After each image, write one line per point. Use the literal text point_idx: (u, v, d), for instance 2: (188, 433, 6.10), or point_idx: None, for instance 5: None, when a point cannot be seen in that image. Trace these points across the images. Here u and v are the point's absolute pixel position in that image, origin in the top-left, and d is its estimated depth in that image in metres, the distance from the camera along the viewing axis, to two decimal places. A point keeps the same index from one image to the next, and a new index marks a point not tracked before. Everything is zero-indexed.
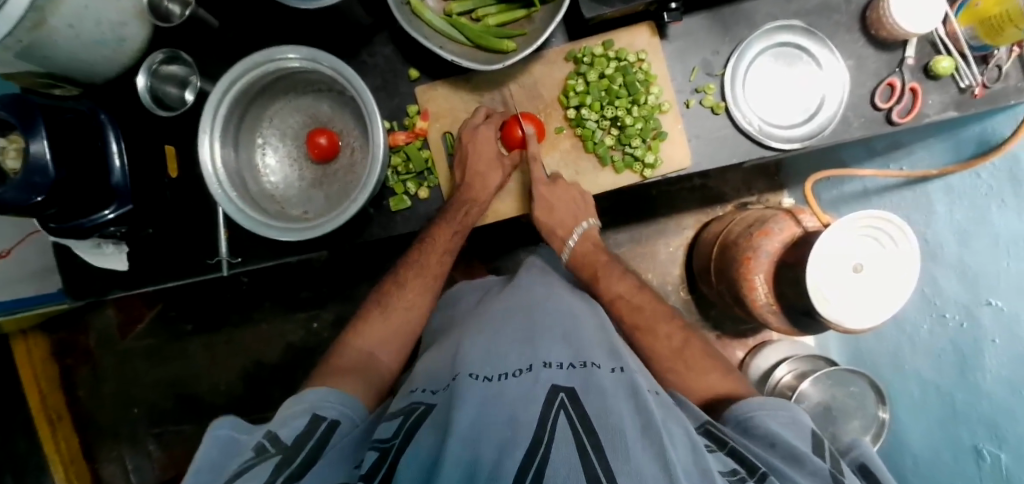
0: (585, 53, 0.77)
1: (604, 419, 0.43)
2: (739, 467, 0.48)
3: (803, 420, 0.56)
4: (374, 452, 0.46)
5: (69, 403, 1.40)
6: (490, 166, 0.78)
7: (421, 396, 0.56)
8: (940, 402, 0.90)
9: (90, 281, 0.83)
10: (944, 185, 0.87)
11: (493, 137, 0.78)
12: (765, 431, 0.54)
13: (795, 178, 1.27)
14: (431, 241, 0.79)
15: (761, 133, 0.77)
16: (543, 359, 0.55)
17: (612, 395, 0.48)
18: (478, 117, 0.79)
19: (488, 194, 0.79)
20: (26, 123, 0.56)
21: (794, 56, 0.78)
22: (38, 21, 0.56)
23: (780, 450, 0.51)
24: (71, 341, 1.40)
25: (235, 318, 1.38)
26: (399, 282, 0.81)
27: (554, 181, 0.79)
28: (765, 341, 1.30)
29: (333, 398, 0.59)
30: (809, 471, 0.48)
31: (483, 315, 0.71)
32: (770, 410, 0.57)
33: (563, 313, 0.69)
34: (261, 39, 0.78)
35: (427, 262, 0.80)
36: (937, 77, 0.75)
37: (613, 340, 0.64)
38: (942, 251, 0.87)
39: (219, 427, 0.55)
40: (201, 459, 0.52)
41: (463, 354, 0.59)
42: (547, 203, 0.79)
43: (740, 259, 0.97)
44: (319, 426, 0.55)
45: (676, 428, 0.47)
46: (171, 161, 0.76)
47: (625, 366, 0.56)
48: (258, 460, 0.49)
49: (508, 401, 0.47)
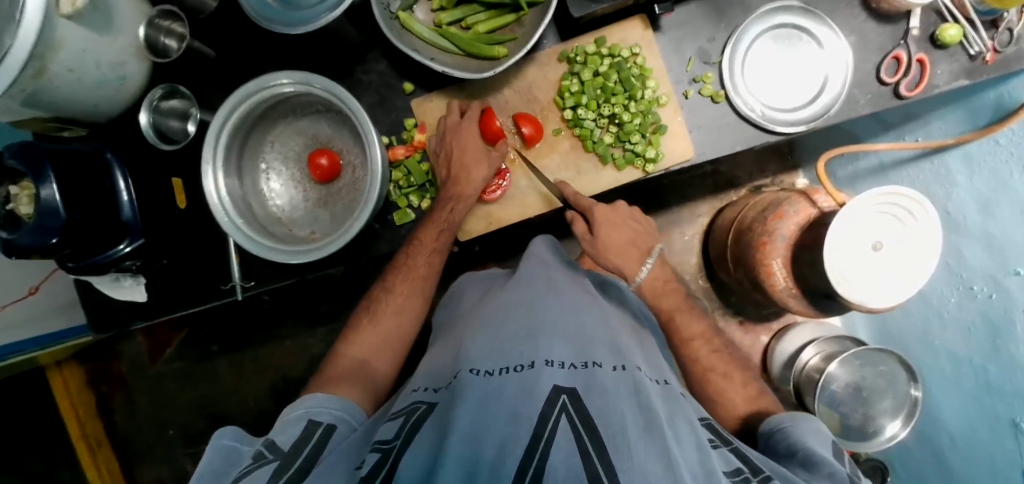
0: (578, 52, 0.76)
1: (605, 419, 0.43)
2: (744, 467, 0.47)
3: (823, 430, 0.57)
4: (376, 454, 0.46)
5: (107, 429, 1.45)
6: (476, 159, 0.76)
7: (422, 394, 0.55)
8: (973, 380, 0.87)
9: (114, 313, 0.85)
10: (962, 153, 0.84)
11: (477, 133, 0.77)
12: (789, 442, 0.55)
13: (809, 157, 1.24)
14: (417, 243, 0.78)
15: (765, 119, 0.75)
16: (544, 357, 0.53)
17: (613, 394, 0.48)
18: (454, 115, 0.78)
19: (473, 190, 0.77)
20: (36, 171, 0.58)
21: (793, 36, 0.76)
22: (40, 69, 0.57)
23: (799, 456, 0.52)
24: (104, 369, 1.44)
25: (259, 336, 1.41)
26: (388, 288, 0.80)
27: (615, 208, 0.84)
28: (789, 324, 1.28)
29: (328, 404, 0.60)
30: (826, 473, 0.49)
31: (483, 312, 0.71)
32: (792, 421, 0.58)
33: (565, 309, 0.67)
34: (257, 65, 0.80)
35: (413, 264, 0.79)
36: (945, 46, 0.72)
37: (617, 339, 0.63)
38: (965, 223, 0.84)
39: (221, 436, 0.55)
40: (204, 467, 0.52)
41: (466, 353, 0.58)
42: (613, 225, 0.82)
43: (756, 244, 0.95)
44: (314, 432, 0.56)
45: (682, 426, 0.47)
46: (179, 193, 0.77)
47: (627, 364, 0.57)
48: (255, 466, 0.49)
49: (507, 398, 0.46)
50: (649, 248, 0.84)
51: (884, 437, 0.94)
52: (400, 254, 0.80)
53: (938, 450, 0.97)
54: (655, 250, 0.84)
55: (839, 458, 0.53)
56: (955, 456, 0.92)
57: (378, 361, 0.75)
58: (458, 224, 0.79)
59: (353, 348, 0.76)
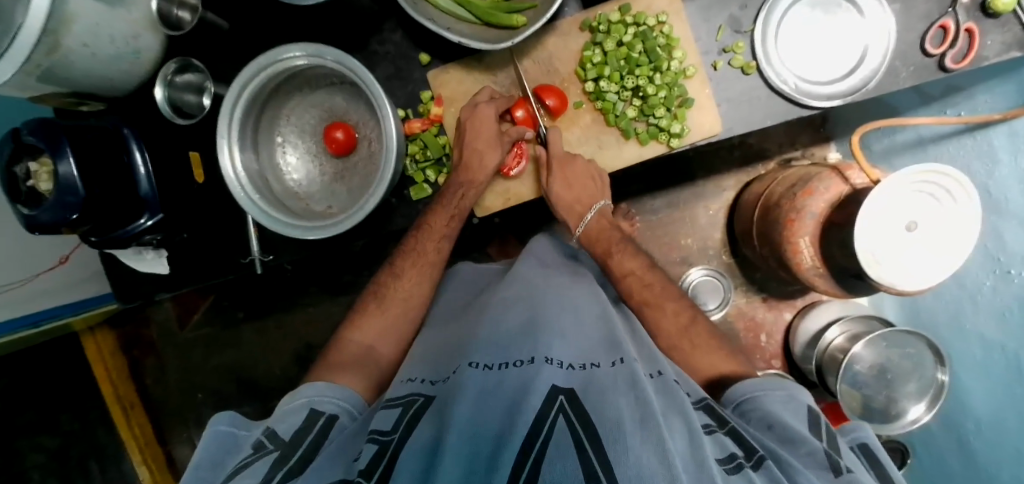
0: (602, 19, 0.72)
1: (602, 414, 0.42)
2: (737, 452, 0.45)
3: (802, 398, 0.56)
4: (373, 446, 0.45)
5: (139, 391, 1.51)
6: (489, 144, 0.74)
7: (417, 386, 0.55)
8: (1002, 365, 0.85)
9: (138, 284, 0.87)
10: (1009, 130, 0.78)
11: (494, 117, 0.74)
12: (763, 414, 0.54)
13: (843, 129, 1.18)
14: (426, 228, 0.78)
15: (799, 92, 0.71)
16: (546, 353, 0.52)
17: (612, 391, 0.46)
18: (482, 96, 0.76)
19: (486, 175, 0.76)
20: (53, 145, 0.58)
21: (832, 3, 0.71)
22: (54, 44, 0.57)
23: (775, 432, 0.51)
24: (136, 335, 1.50)
25: (282, 304, 1.44)
26: (396, 273, 0.80)
27: (572, 157, 0.76)
28: (813, 301, 1.25)
29: (329, 392, 0.60)
30: (806, 452, 0.47)
31: (484, 305, 0.70)
32: (766, 391, 0.57)
33: (563, 302, 0.66)
34: (270, 38, 0.78)
35: (425, 249, 0.79)
36: (997, 14, 0.66)
37: (614, 328, 0.62)
38: (1006, 204, 0.80)
39: (218, 421, 0.55)
40: (201, 454, 0.53)
41: (467, 347, 0.59)
42: (566, 181, 0.77)
43: (783, 221, 0.92)
44: (316, 422, 0.55)
45: (676, 418, 0.46)
46: (196, 167, 0.77)
47: (626, 356, 0.54)
48: (256, 456, 0.49)
49: (505, 392, 0.47)
50: (593, 201, 0.81)
51: (908, 419, 0.94)
52: (409, 238, 0.80)
53: (962, 435, 0.95)
54: (598, 205, 0.81)
55: (817, 430, 0.52)
56: (979, 441, 0.90)
57: (395, 339, 0.75)
58: (468, 210, 0.78)
59: (370, 325, 0.76)
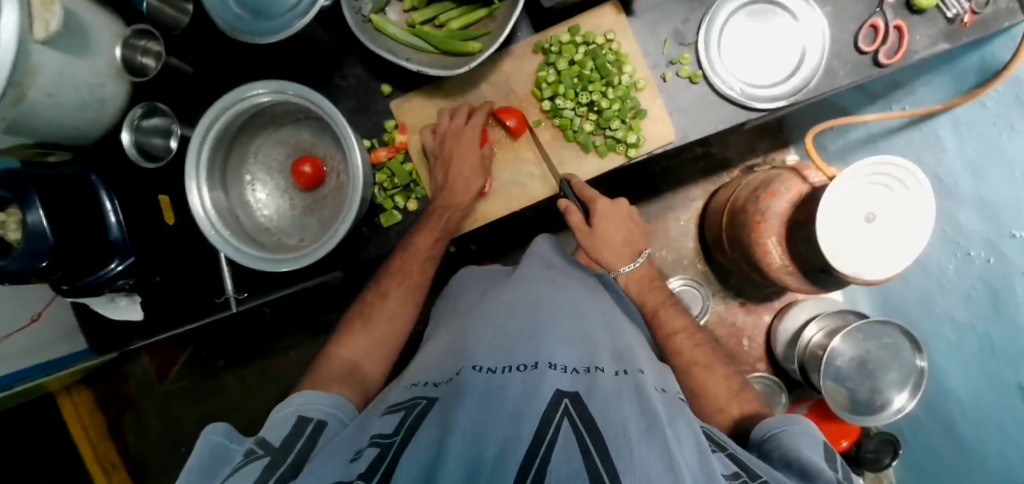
0: (552, 42, 0.76)
1: (607, 420, 0.42)
2: (742, 471, 0.46)
3: (816, 432, 0.55)
4: (376, 448, 0.45)
5: (118, 450, 1.45)
6: (474, 169, 0.76)
7: (422, 390, 0.55)
8: (977, 344, 0.86)
9: (112, 333, 0.86)
10: (950, 118, 0.83)
11: (475, 138, 0.76)
12: (781, 451, 0.53)
13: (798, 133, 1.23)
14: (409, 251, 0.78)
15: (744, 96, 0.74)
16: (548, 358, 0.53)
17: (615, 396, 0.47)
18: (460, 118, 0.77)
19: (468, 199, 0.77)
20: (20, 197, 0.59)
21: (767, 11, 0.75)
22: (18, 96, 0.58)
23: (794, 467, 0.50)
24: (113, 392, 1.46)
25: (263, 348, 1.42)
26: (382, 292, 0.80)
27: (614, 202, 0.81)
28: (789, 301, 1.27)
29: (318, 400, 0.59)
30: None
31: (483, 308, 0.71)
32: (784, 426, 0.56)
33: (566, 308, 0.66)
34: (235, 78, 0.80)
35: (409, 269, 0.79)
36: (921, 11, 0.71)
37: (619, 343, 0.62)
38: (957, 190, 0.84)
39: (210, 433, 0.54)
40: (191, 466, 0.51)
41: (466, 350, 0.59)
42: (606, 226, 0.79)
43: (750, 224, 0.94)
44: (305, 426, 0.55)
45: (682, 429, 0.47)
46: (166, 210, 0.78)
47: (630, 369, 0.55)
48: (246, 461, 0.48)
49: (508, 396, 0.46)
50: (639, 247, 0.82)
51: (893, 410, 0.95)
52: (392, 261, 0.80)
53: (949, 417, 0.95)
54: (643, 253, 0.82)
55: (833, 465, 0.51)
56: (966, 422, 0.91)
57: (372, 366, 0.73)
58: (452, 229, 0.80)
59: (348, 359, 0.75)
